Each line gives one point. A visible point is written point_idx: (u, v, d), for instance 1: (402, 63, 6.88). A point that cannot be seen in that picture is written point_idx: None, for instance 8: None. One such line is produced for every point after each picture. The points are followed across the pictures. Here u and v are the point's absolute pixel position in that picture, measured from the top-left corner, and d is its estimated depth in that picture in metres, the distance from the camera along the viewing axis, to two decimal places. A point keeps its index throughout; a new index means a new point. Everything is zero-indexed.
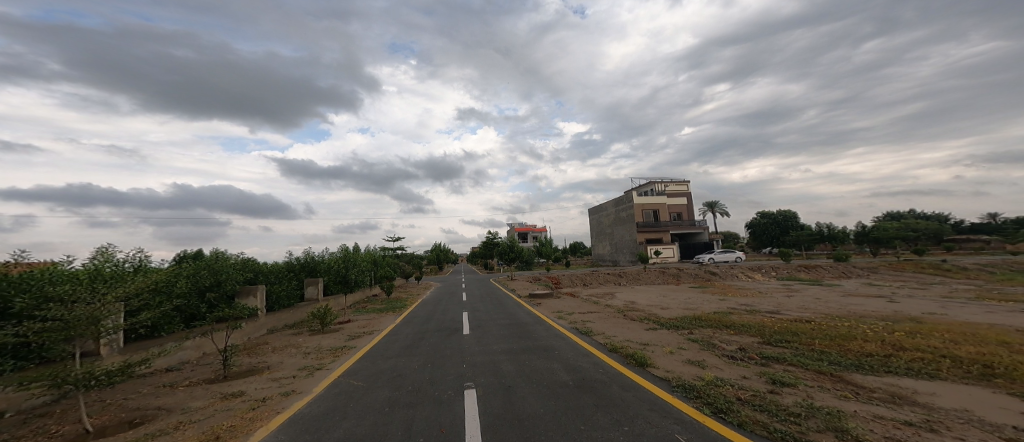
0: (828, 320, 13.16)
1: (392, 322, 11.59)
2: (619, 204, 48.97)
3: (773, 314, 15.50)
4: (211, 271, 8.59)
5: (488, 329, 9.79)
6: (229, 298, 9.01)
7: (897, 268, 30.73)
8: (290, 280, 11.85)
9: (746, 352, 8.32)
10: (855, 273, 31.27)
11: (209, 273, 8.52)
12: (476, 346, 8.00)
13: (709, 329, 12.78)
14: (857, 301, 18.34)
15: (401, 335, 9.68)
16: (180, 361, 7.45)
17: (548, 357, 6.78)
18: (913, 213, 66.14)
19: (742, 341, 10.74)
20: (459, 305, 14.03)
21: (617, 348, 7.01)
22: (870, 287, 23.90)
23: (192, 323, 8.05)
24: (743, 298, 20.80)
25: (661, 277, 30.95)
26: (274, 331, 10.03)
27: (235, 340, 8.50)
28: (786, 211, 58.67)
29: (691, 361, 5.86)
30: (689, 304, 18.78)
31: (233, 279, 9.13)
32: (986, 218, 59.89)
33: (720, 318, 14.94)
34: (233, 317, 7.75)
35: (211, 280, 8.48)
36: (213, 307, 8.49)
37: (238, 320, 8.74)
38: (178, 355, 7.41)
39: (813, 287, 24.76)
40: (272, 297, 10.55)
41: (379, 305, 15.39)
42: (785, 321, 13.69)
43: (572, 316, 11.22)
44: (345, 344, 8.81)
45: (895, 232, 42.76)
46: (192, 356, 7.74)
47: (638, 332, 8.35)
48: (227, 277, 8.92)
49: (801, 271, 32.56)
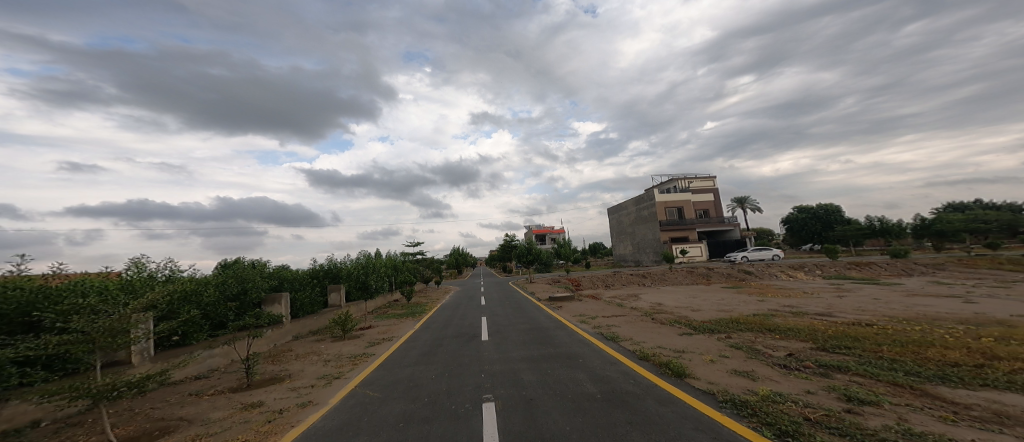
0: (894, 324, 11.91)
1: (412, 328, 11.35)
2: (640, 203, 47.44)
3: (824, 317, 14.23)
4: (238, 279, 8.48)
5: (508, 335, 9.32)
6: (255, 306, 8.94)
7: (969, 265, 27.82)
8: (313, 287, 11.81)
9: (798, 359, 7.43)
10: (916, 271, 28.71)
11: (237, 281, 8.42)
12: (495, 353, 7.55)
13: (750, 332, 11.77)
14: (925, 302, 16.60)
15: (419, 341, 9.38)
16: (210, 367, 7.25)
17: (572, 366, 6.22)
18: (977, 203, 60.51)
19: (790, 347, 9.75)
20: (478, 309, 13.66)
21: (648, 355, 6.35)
22: (935, 286, 21.74)
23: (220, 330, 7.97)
24: (786, 299, 19.39)
25: (690, 277, 29.49)
26: (298, 338, 9.97)
27: (261, 347, 8.41)
28: (831, 206, 54.75)
29: (737, 371, 5.13)
30: (726, 306, 17.65)
31: (259, 287, 9.07)
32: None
33: (762, 320, 13.88)
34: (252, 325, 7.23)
35: (239, 288, 8.40)
36: (240, 315, 8.41)
37: (262, 327, 8.65)
38: (207, 363, 7.19)
39: (867, 286, 22.81)
40: (296, 304, 10.51)
41: (400, 310, 15.27)
42: (840, 324, 12.52)
43: (596, 319, 10.57)
44: (364, 351, 8.58)
45: (960, 224, 39.09)
46: (222, 363, 7.54)
47: (670, 337, 7.64)
48: (253, 285, 8.85)
49: (851, 269, 30.24)
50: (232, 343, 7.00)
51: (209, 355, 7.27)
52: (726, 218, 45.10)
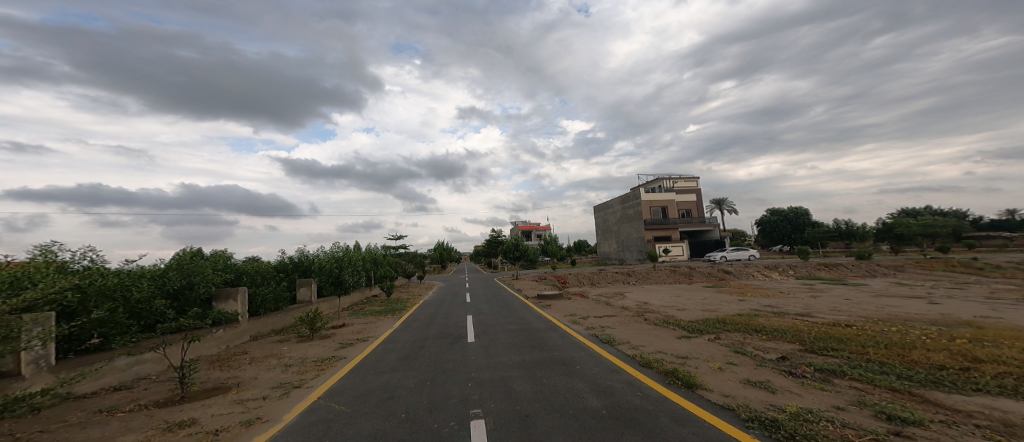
0: (873, 326, 12.03)
1: (389, 327, 10.59)
2: (626, 202, 47.79)
3: (804, 317, 14.34)
4: (181, 273, 7.53)
5: (496, 336, 8.73)
6: (204, 303, 8.00)
7: (927, 267, 29.27)
8: (279, 282, 10.85)
9: (793, 363, 7.21)
10: (881, 272, 29.84)
11: (178, 275, 7.47)
12: (483, 358, 6.94)
13: (737, 333, 11.64)
14: (896, 303, 17.06)
15: (398, 343, 8.65)
16: (137, 376, 6.51)
17: (569, 376, 5.69)
18: (929, 210, 64.36)
19: (779, 349, 9.61)
20: (461, 306, 12.99)
21: (651, 363, 5.89)
22: (901, 287, 22.57)
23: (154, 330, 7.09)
24: (765, 299, 19.58)
25: (672, 276, 29.63)
26: (258, 338, 9.09)
27: (206, 351, 7.55)
28: (797, 208, 56.85)
29: (749, 381, 4.73)
30: (708, 305, 17.60)
31: (210, 281, 8.12)
32: (1006, 214, 57.77)
33: (746, 321, 13.80)
34: (188, 327, 6.13)
35: (182, 283, 7.48)
36: (182, 313, 7.50)
37: (209, 329, 7.81)
38: (133, 370, 6.46)
39: (839, 286, 23.44)
40: (256, 300, 9.56)
41: (378, 307, 14.43)
42: (822, 324, 12.57)
43: (587, 320, 10.11)
44: (334, 354, 7.79)
45: (917, 228, 40.97)
46: (154, 370, 6.85)
47: (668, 340, 7.25)
48: (201, 279, 7.85)
49: (822, 270, 31.18)
50: (161, 349, 5.82)
51: (137, 361, 6.57)
52: (706, 219, 45.80)
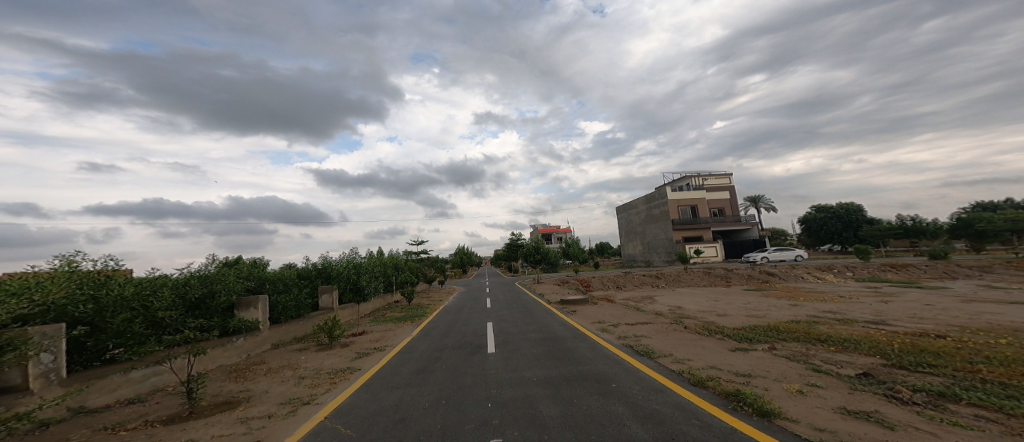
0: (967, 337, 10.32)
1: (409, 334, 10.02)
2: (651, 201, 45.70)
3: (875, 325, 12.63)
4: (203, 281, 7.21)
5: (519, 346, 7.91)
6: (225, 311, 7.67)
7: (1017, 268, 25.79)
8: (301, 289, 10.56)
9: (879, 383, 5.96)
10: (960, 274, 26.59)
11: (199, 283, 7.14)
12: (504, 373, 6.13)
13: (795, 343, 10.22)
14: (993, 310, 14.78)
15: (414, 353, 7.99)
16: (154, 387, 6.18)
17: (605, 396, 4.79)
18: (1009, 203, 57.60)
19: (854, 363, 8.22)
20: (483, 312, 12.27)
21: (703, 381, 4.83)
22: (984, 290, 19.92)
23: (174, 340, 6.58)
24: (821, 303, 17.70)
25: (708, 278, 27.68)
26: (278, 347, 8.76)
27: (224, 361, 7.20)
28: (850, 204, 52.45)
29: (845, 410, 3.62)
30: (756, 311, 15.98)
31: (231, 289, 7.78)
32: None
33: (804, 328, 12.29)
34: (194, 338, 5.43)
35: (203, 292, 7.14)
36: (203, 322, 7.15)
37: (228, 339, 7.46)
38: (149, 382, 6.09)
39: (909, 290, 20.94)
40: (277, 308, 9.21)
41: (399, 312, 13.96)
42: (902, 334, 10.94)
43: (620, 328, 9.13)
44: (349, 366, 7.24)
45: (1005, 224, 36.54)
46: (171, 381, 6.48)
47: (720, 353, 6.15)
48: (222, 287, 7.53)
49: (885, 271, 28.28)
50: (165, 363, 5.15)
51: (153, 372, 6.20)
52: (743, 217, 42.96)
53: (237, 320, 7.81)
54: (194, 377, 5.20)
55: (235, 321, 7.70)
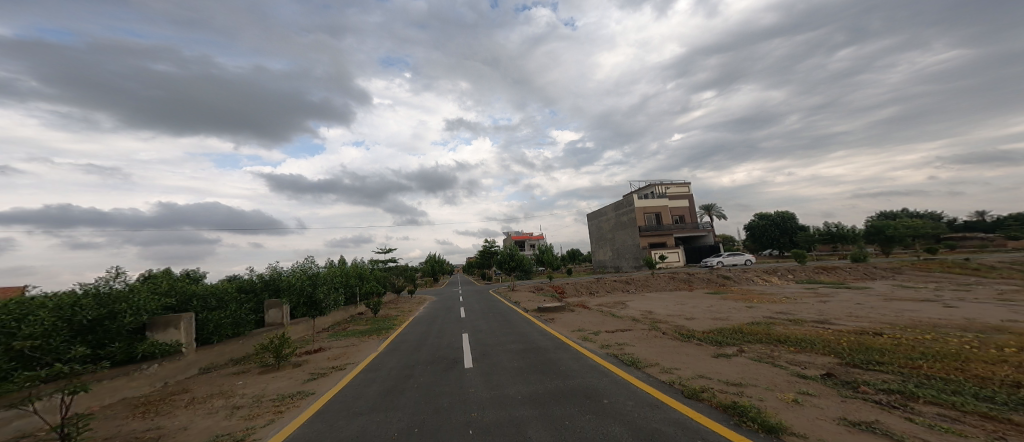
0: (902, 333, 11.20)
1: (374, 350, 9.17)
2: (619, 209, 46.97)
3: (822, 324, 13.44)
4: (98, 300, 6.24)
5: (497, 359, 7.46)
6: (132, 334, 6.66)
7: (923, 268, 28.88)
8: (242, 303, 9.45)
9: (846, 383, 6.18)
10: (878, 275, 29.40)
11: (94, 302, 6.17)
12: (485, 392, 5.65)
13: (759, 345, 10.64)
14: (915, 307, 16.23)
15: (381, 370, 7.28)
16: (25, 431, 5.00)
17: (598, 415, 4.46)
18: (906, 212, 64.85)
19: (815, 363, 8.59)
20: (455, 323, 11.68)
21: (697, 393, 4.67)
22: (903, 289, 22.05)
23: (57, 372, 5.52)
24: (773, 305, 18.69)
25: (671, 283, 28.62)
26: (208, 371, 7.73)
27: (130, 393, 6.19)
28: (785, 213, 56.73)
29: (846, 420, 3.53)
30: (717, 313, 16.52)
31: (141, 308, 6.76)
32: (977, 216, 58.93)
33: (762, 329, 12.81)
34: (69, 371, 4.17)
35: (98, 313, 6.11)
36: (99, 349, 6.15)
37: (135, 365, 6.52)
38: (13, 426, 4.86)
39: (842, 290, 22.76)
40: (207, 326, 8.13)
41: (363, 326, 12.92)
42: (848, 333, 11.69)
43: (599, 336, 8.97)
44: (301, 389, 6.40)
45: (909, 230, 40.98)
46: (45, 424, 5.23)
47: (706, 361, 6.09)
48: (129, 308, 6.57)
49: (820, 273, 30.65)
50: (28, 406, 3.93)
51: (18, 415, 4.95)
52: (701, 224, 45.44)
53: (149, 344, 6.75)
54: (76, 417, 4.16)
55: (144, 346, 6.63)
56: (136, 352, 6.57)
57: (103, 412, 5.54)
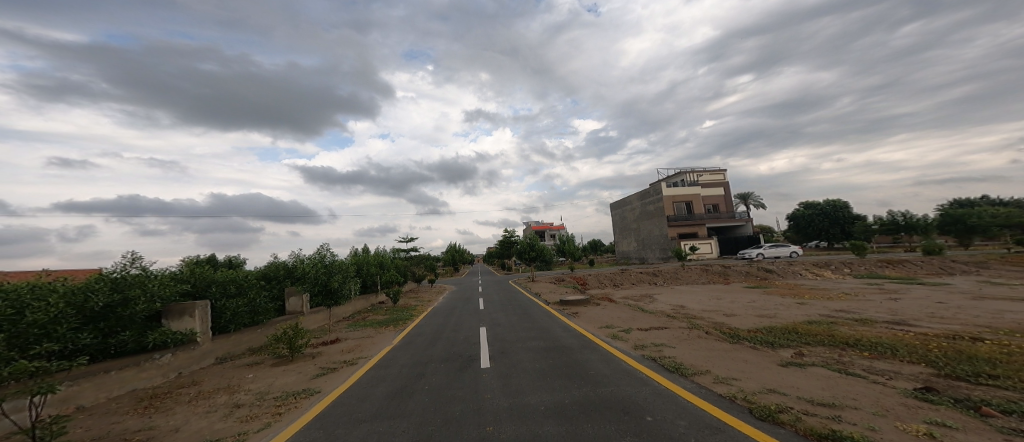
0: (1004, 340, 9.42)
1: (390, 343, 8.57)
2: (646, 198, 44.81)
3: (896, 326, 11.71)
4: (113, 286, 5.88)
5: (517, 359, 6.61)
6: (146, 322, 6.32)
7: (1013, 263, 25.46)
8: (262, 290, 9.20)
9: (958, 401, 4.89)
10: (956, 270, 26.18)
11: (109, 287, 5.81)
12: (504, 400, 4.83)
13: (823, 348, 9.25)
14: (1010, 308, 13.97)
15: (393, 368, 6.62)
16: (19, 426, 4.71)
17: (645, 437, 3.49)
18: (981, 200, 58.49)
19: (899, 374, 7.20)
20: (474, 315, 10.94)
21: (774, 415, 3.56)
22: (988, 287, 19.35)
23: (58, 361, 5.14)
24: (829, 301, 16.82)
25: (705, 276, 26.74)
26: (224, 361, 7.38)
27: (140, 384, 5.83)
28: (835, 201, 52.34)
29: None
30: (764, 310, 14.94)
31: (156, 295, 6.43)
32: None
33: (822, 330, 11.28)
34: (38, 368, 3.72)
35: (111, 299, 5.75)
36: (107, 338, 5.78)
37: (149, 356, 6.15)
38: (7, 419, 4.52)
39: (913, 286, 20.26)
40: (224, 315, 7.78)
41: (383, 316, 12.48)
42: (932, 337, 10.02)
43: (634, 335, 7.96)
44: (306, 387, 5.83)
45: (993, 219, 36.36)
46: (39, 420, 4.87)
47: (772, 370, 4.94)
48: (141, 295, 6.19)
49: (883, 267, 27.75)
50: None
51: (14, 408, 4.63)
52: (736, 214, 42.47)
53: (161, 333, 6.38)
54: (49, 420, 3.68)
55: (155, 335, 6.24)
56: (148, 341, 6.20)
57: (103, 407, 5.14)
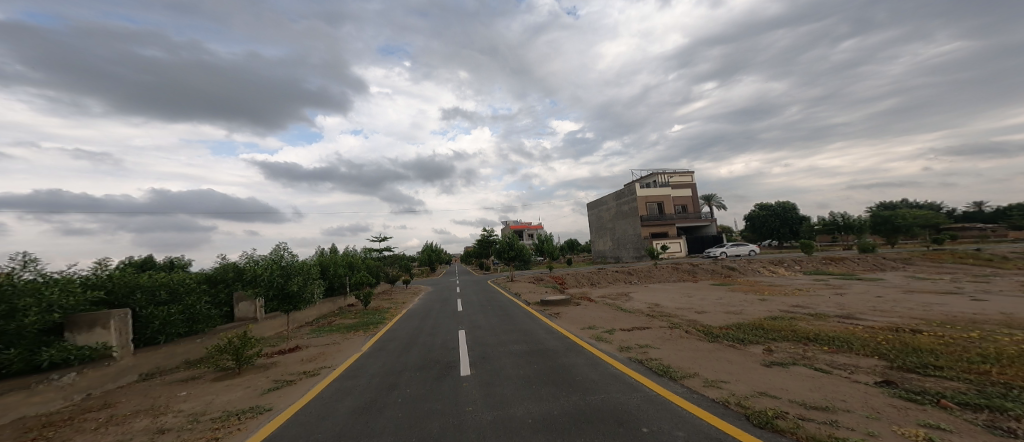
0: (942, 331, 10.15)
1: (358, 349, 7.99)
2: (621, 198, 45.79)
3: (848, 320, 12.40)
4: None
5: (499, 364, 6.32)
6: (42, 337, 5.70)
7: (934, 259, 28.08)
8: (204, 295, 8.44)
9: (917, 393, 5.05)
10: (887, 266, 28.55)
11: None
12: (485, 412, 4.51)
13: (788, 344, 9.59)
14: (940, 301, 15.21)
15: (362, 377, 6.13)
16: None
17: None
18: (905, 203, 64.71)
19: (860, 368, 7.50)
20: (451, 317, 10.50)
21: (771, 422, 3.46)
22: (919, 281, 21.10)
23: None
24: (786, 297, 17.69)
25: (676, 274, 27.60)
26: (150, 377, 6.85)
27: (31, 411, 5.23)
28: (785, 203, 55.83)
29: None
30: (730, 307, 15.46)
31: (54, 305, 5.84)
32: (973, 207, 58.79)
33: (785, 325, 11.75)
34: None
35: None
36: None
37: (44, 376, 5.55)
38: None
39: (855, 282, 21.81)
40: (152, 324, 7.15)
41: (352, 319, 11.73)
42: (881, 330, 10.64)
43: (616, 336, 7.84)
44: (255, 404, 5.25)
45: (914, 220, 40.15)
46: None
47: (760, 372, 4.98)
48: (34, 306, 5.59)
49: (828, 264, 29.78)
50: None
51: None
52: (702, 214, 44.40)
53: (61, 349, 5.74)
54: None
55: (52, 352, 5.60)
56: (42, 359, 5.55)
57: None
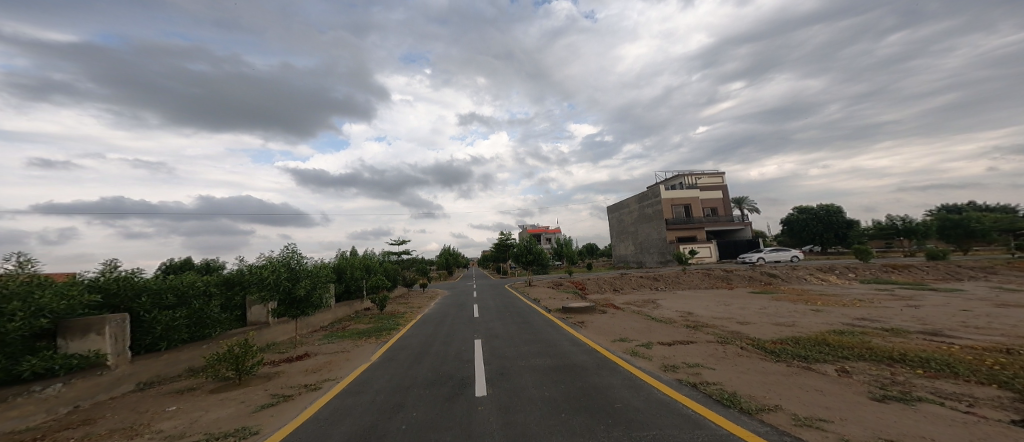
0: None
1: (367, 359, 7.19)
2: (644, 201, 43.81)
3: (933, 337, 10.57)
4: None
5: (522, 382, 5.31)
6: (29, 343, 5.08)
7: (1021, 268, 24.73)
8: (214, 299, 7.90)
9: None
10: (965, 275, 25.40)
11: None
12: None
13: (865, 364, 8.06)
14: None
15: (364, 395, 5.25)
16: None
17: None
18: (973, 206, 58.72)
19: (977, 399, 5.96)
20: (468, 324, 9.59)
21: None
22: (1007, 293, 18.38)
23: None
24: (845, 308, 15.69)
25: (708, 280, 25.65)
26: (147, 387, 6.19)
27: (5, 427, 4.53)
28: (830, 206, 51.79)
29: None
30: (780, 318, 13.75)
31: (45, 308, 5.25)
32: None
33: (856, 341, 10.08)
34: None
35: None
36: None
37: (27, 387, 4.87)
38: None
39: (925, 293, 19.31)
40: (154, 330, 6.58)
41: (365, 325, 11.04)
42: (984, 351, 8.84)
43: (657, 351, 6.65)
44: (241, 426, 4.46)
45: (994, 225, 35.82)
46: None
47: (872, 408, 3.75)
48: (22, 308, 4.99)
49: (890, 273, 26.91)
50: None
51: None
52: (735, 218, 41.73)
53: (47, 358, 5.10)
54: None
55: (34, 362, 4.95)
56: (25, 369, 4.90)
57: None
